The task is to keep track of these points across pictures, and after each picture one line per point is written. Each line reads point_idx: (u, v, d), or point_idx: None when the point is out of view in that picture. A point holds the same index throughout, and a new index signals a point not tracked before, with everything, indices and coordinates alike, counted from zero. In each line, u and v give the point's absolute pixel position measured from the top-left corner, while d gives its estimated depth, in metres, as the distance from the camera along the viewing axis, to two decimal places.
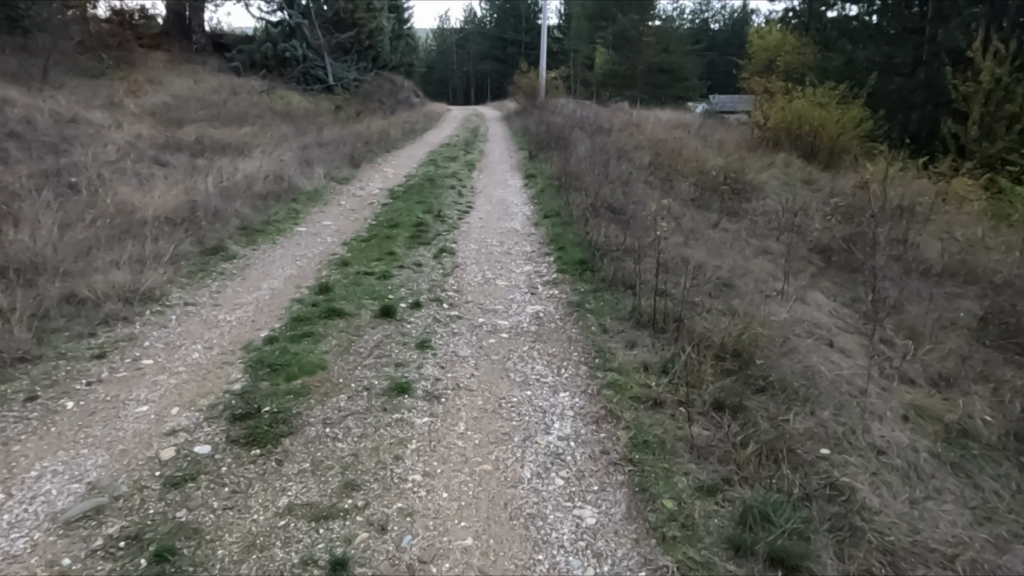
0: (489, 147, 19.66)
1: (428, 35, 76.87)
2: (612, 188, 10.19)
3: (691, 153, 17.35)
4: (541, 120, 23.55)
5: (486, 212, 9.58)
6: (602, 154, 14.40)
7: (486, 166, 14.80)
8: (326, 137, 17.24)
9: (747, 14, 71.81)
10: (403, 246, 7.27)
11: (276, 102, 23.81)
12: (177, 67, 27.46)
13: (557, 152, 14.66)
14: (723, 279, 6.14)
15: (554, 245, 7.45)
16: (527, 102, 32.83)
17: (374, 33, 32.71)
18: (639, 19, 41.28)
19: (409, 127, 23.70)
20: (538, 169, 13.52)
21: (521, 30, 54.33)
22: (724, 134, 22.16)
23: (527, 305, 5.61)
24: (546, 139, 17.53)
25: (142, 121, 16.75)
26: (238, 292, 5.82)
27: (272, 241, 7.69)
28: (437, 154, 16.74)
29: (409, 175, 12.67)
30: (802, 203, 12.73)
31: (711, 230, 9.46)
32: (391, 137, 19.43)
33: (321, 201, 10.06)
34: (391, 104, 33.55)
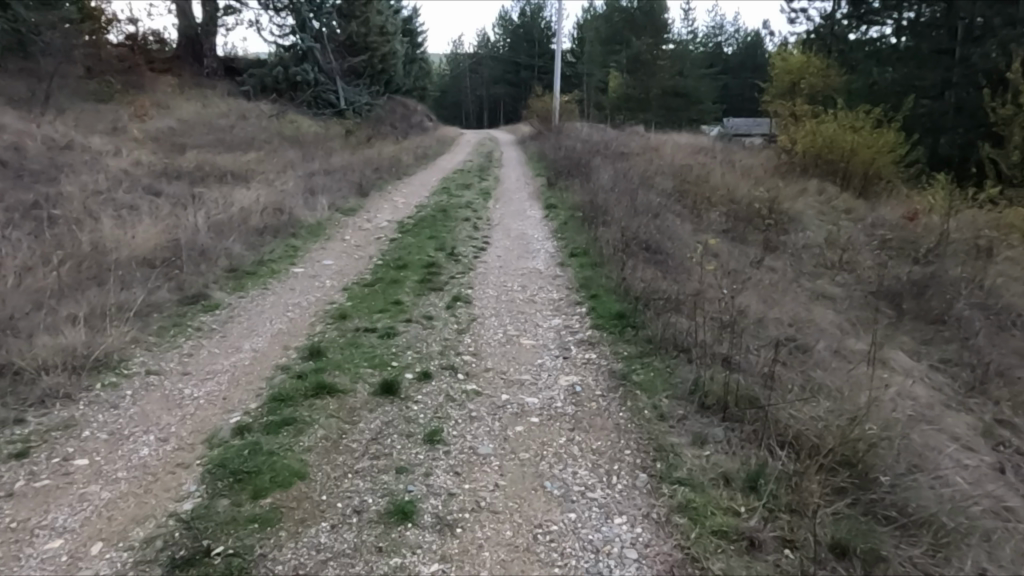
0: (504, 173, 18.84)
1: (442, 59, 76.96)
2: (644, 222, 9.27)
3: (719, 180, 16.42)
4: (558, 145, 22.79)
5: (504, 248, 8.65)
6: (626, 182, 13.50)
7: (503, 195, 13.92)
8: (334, 164, 16.49)
9: (761, 38, 71.20)
10: (411, 293, 6.33)
11: (285, 126, 23.25)
12: (187, 92, 27.07)
13: (578, 180, 13.81)
14: (794, 340, 5.13)
15: (585, 291, 6.48)
16: (541, 126, 32.13)
17: (387, 56, 32.25)
18: (653, 43, 40.68)
19: (422, 153, 23.01)
20: (558, 199, 12.63)
21: (534, 55, 54.00)
22: (749, 159, 21.26)
23: (560, 374, 4.62)
24: (565, 165, 16.69)
25: (143, 147, 16.10)
26: (211, 357, 4.86)
27: (263, 285, 6.78)
28: (451, 181, 15.93)
29: (420, 205, 11.80)
30: (845, 236, 11.74)
31: (754, 268, 8.50)
32: (402, 162, 18.68)
33: (323, 236, 9.18)
34: (403, 129, 32.99)
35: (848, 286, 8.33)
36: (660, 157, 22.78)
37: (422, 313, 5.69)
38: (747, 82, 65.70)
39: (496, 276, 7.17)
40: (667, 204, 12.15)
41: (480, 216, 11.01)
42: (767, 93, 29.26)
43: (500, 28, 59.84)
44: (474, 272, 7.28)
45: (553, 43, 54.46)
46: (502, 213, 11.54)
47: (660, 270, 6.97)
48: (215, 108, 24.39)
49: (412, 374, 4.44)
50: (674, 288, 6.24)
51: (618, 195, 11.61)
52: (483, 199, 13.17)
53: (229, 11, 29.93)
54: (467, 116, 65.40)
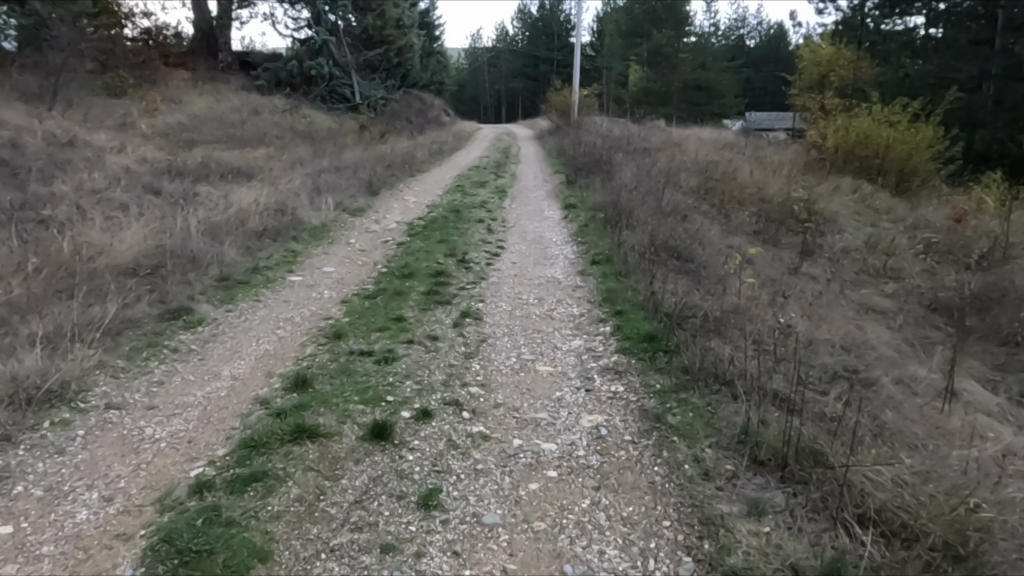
0: (522, 169, 18.18)
1: (459, 54, 76.38)
2: (672, 225, 8.58)
3: (747, 177, 15.65)
4: (577, 140, 22.10)
5: (520, 253, 8.00)
6: (650, 180, 12.79)
7: (520, 193, 13.27)
8: (345, 160, 15.95)
9: (785, 31, 69.72)
10: (414, 308, 5.70)
11: (299, 122, 22.80)
12: (202, 87, 26.75)
13: (598, 178, 13.14)
14: (854, 371, 4.44)
15: (608, 306, 5.81)
16: (559, 121, 31.41)
17: (403, 50, 31.71)
18: (674, 36, 39.72)
19: (437, 148, 22.44)
20: (578, 198, 11.95)
21: (553, 48, 53.15)
22: (777, 155, 20.39)
23: (582, 411, 3.96)
24: (585, 162, 16.01)
25: (150, 143, 15.67)
26: (183, 387, 4.27)
27: (255, 295, 6.20)
28: (466, 178, 15.30)
29: (432, 205, 11.19)
30: (886, 238, 10.98)
31: (792, 277, 7.82)
32: (416, 158, 18.13)
33: (326, 238, 8.59)
34: (419, 124, 32.44)
35: (896, 297, 7.61)
36: (683, 153, 21.99)
37: (426, 333, 5.06)
38: (770, 75, 64.37)
39: (510, 287, 6.53)
40: (694, 204, 11.45)
41: (495, 217, 10.37)
42: (793, 87, 28.32)
43: (518, 22, 59.08)
44: (486, 282, 6.64)
45: (571, 36, 53.59)
46: (518, 213, 10.88)
47: (693, 282, 6.29)
48: (229, 103, 24.01)
49: (409, 411, 3.81)
50: (710, 304, 5.56)
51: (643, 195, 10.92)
52: (498, 197, 12.54)
53: (244, 4, 29.53)
54: (484, 111, 64.75)
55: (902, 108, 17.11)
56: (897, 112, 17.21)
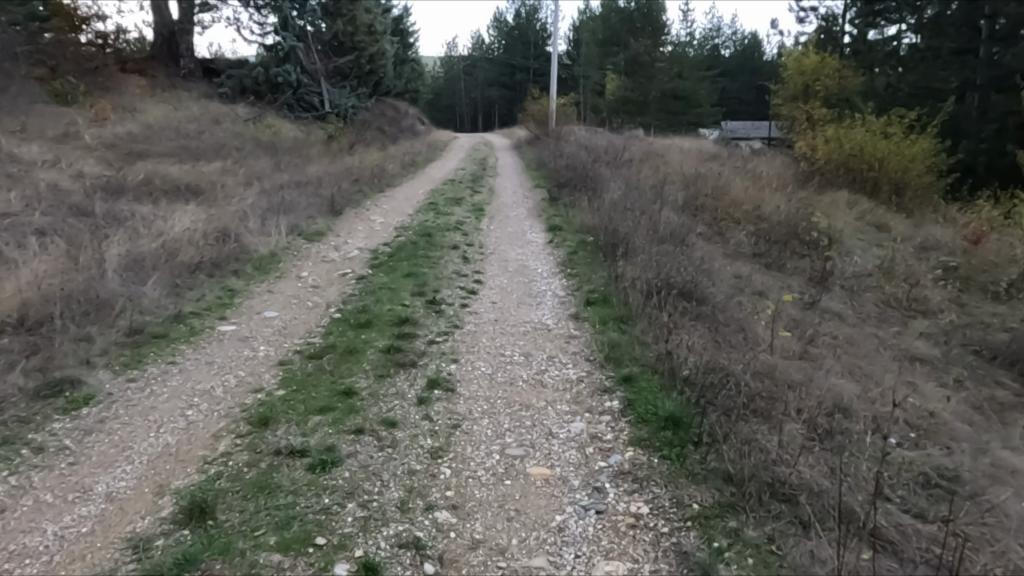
0: (500, 183, 17.11)
1: (435, 62, 75.36)
2: (676, 254, 7.53)
3: (740, 192, 14.73)
4: (557, 151, 21.14)
5: (500, 289, 6.86)
6: (641, 196, 11.78)
7: (499, 212, 12.13)
8: (308, 174, 14.74)
9: (759, 41, 69.99)
10: (369, 375, 4.52)
11: (263, 132, 21.47)
12: (161, 94, 25.28)
13: (584, 195, 12.08)
14: (952, 480, 3.36)
15: (613, 367, 4.69)
16: (537, 130, 30.46)
17: (375, 57, 30.48)
18: (652, 44, 39.16)
19: (410, 160, 21.32)
20: (563, 219, 10.86)
21: (529, 57, 52.32)
22: (766, 168, 19.56)
23: (594, 554, 2.82)
24: (568, 175, 15.00)
25: (92, 156, 14.31)
26: (32, 517, 3.03)
27: (171, 354, 4.95)
28: (440, 193, 14.16)
29: (401, 228, 10.01)
30: (898, 262, 10.10)
31: (814, 314, 6.83)
32: (386, 171, 16.93)
33: (273, 272, 7.36)
34: (392, 133, 31.24)
35: (937, 341, 6.61)
36: (667, 164, 21.07)
37: (382, 419, 3.88)
38: (745, 85, 64.33)
39: (490, 339, 5.38)
40: (691, 224, 10.43)
41: (471, 241, 9.22)
42: (776, 97, 27.65)
43: (494, 30, 58.17)
44: (458, 332, 5.47)
45: (548, 44, 52.85)
46: (496, 236, 9.74)
47: (712, 335, 5.21)
48: (188, 111, 22.62)
49: (346, 566, 2.65)
50: (741, 369, 4.47)
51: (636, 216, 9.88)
52: (474, 217, 11.40)
53: (206, 8, 28.12)
54: (460, 118, 63.74)
55: (897, 121, 16.48)
56: (893, 124, 16.56)
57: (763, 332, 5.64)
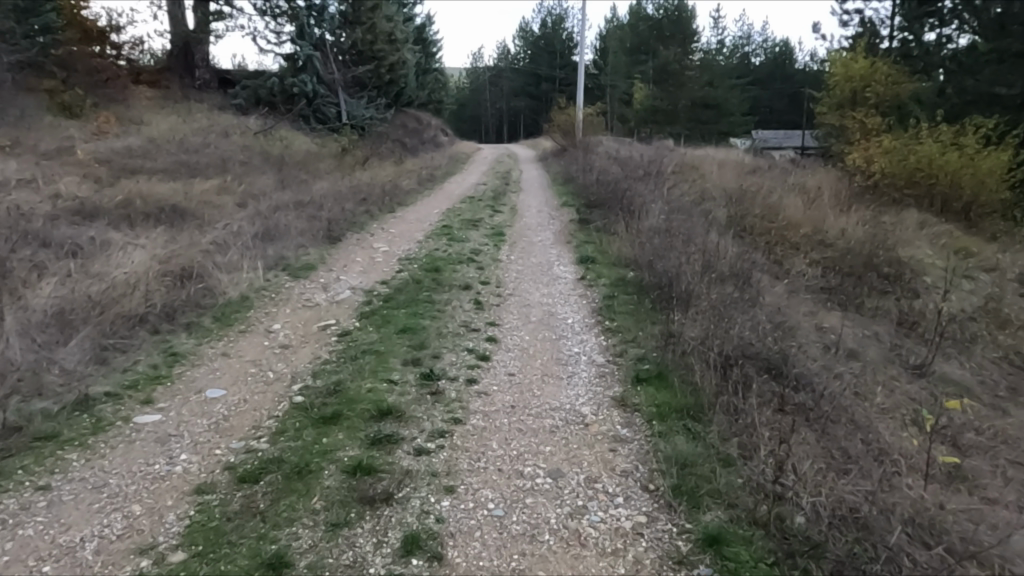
0: (524, 200, 15.63)
1: (461, 73, 74.50)
2: (748, 306, 5.91)
3: (794, 212, 13.01)
4: (586, 164, 19.64)
5: (519, 351, 5.33)
6: (685, 219, 10.22)
7: (522, 237, 10.59)
8: (313, 193, 13.44)
9: (792, 48, 67.84)
10: (319, 521, 3.03)
11: (274, 146, 20.27)
12: (172, 106, 24.30)
13: (619, 218, 10.48)
14: None
15: (687, 510, 3.14)
16: (564, 141, 29.02)
17: (395, 66, 29.28)
18: (682, 52, 37.56)
19: (428, 174, 20.02)
20: (596, 248, 9.29)
21: (555, 66, 51.01)
22: (817, 182, 17.73)
23: None
24: (599, 192, 13.48)
25: (79, 173, 13.16)
26: None
27: (49, 470, 3.48)
28: (456, 214, 12.72)
29: (405, 260, 8.54)
30: (1004, 301, 8.40)
31: (933, 390, 5.21)
32: (399, 187, 15.52)
33: (238, 324, 5.92)
34: (412, 145, 29.96)
35: None
36: (707, 178, 19.34)
37: None
38: (776, 92, 62.24)
39: (503, 441, 3.84)
40: (750, 254, 8.77)
41: (487, 278, 7.70)
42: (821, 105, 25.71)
43: (519, 40, 57.00)
44: (459, 429, 3.95)
45: (575, 54, 51.44)
46: (517, 270, 8.21)
47: (825, 447, 3.61)
48: (198, 123, 21.57)
49: None
50: (892, 527, 2.86)
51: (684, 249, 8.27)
52: (493, 244, 9.89)
53: (221, 17, 27.20)
54: (485, 130, 62.66)
55: (972, 130, 14.71)
56: (966, 134, 14.64)
57: (888, 435, 4.01)
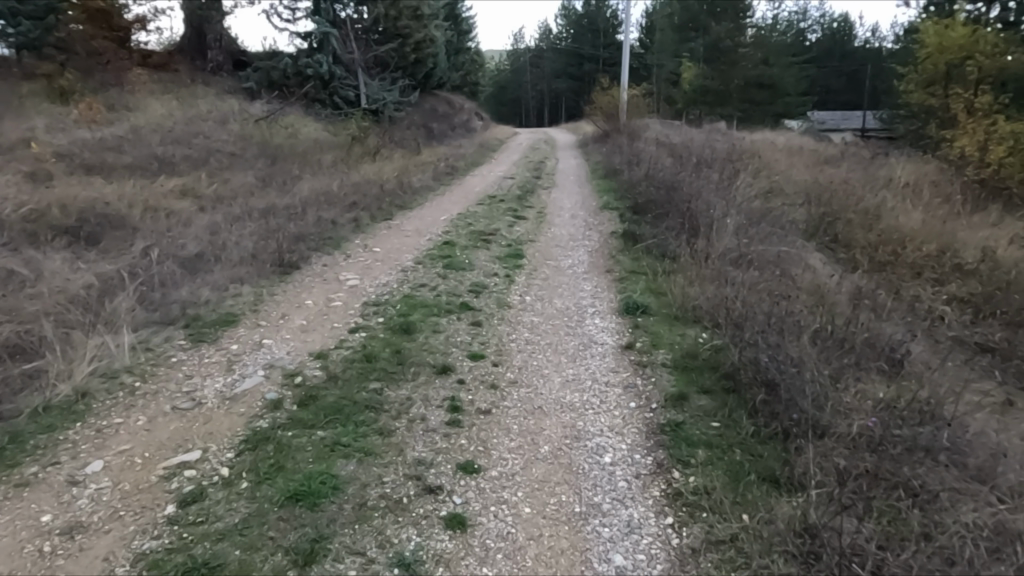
0: (557, 199, 12.97)
1: (500, 55, 71.55)
2: (946, 465, 3.16)
3: (906, 222, 9.96)
4: (632, 153, 16.83)
5: (505, 564, 2.72)
6: (769, 242, 7.44)
7: (545, 261, 7.91)
8: (298, 194, 11.03)
9: (851, 25, 62.88)
10: None
11: (277, 136, 17.90)
12: (175, 90, 22.15)
13: (679, 236, 7.70)
14: None
15: None
16: (605, 125, 26.14)
17: (421, 44, 26.70)
18: (735, 28, 34.06)
19: (450, 166, 17.50)
20: (647, 285, 6.54)
21: (598, 46, 47.67)
22: (915, 176, 14.47)
23: None
24: (649, 193, 10.72)
25: (22, 171, 10.98)
26: None
27: None
28: (468, 222, 10.15)
29: (371, 305, 5.98)
30: None
31: None
32: (404, 184, 12.90)
33: (24, 465, 3.40)
34: (438, 132, 27.38)
35: None
36: (773, 167, 16.16)
37: None
38: (834, 71, 57.58)
39: None
40: (880, 298, 5.91)
41: (484, 344, 5.09)
42: (907, 82, 22.20)
43: (560, 19, 53.74)
44: None
45: (618, 33, 48.00)
46: (530, 327, 5.55)
47: None
48: (196, 109, 19.31)
49: None
50: None
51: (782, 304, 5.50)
52: (507, 273, 7.22)
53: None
54: (525, 113, 59.75)
55: None
56: None
57: None
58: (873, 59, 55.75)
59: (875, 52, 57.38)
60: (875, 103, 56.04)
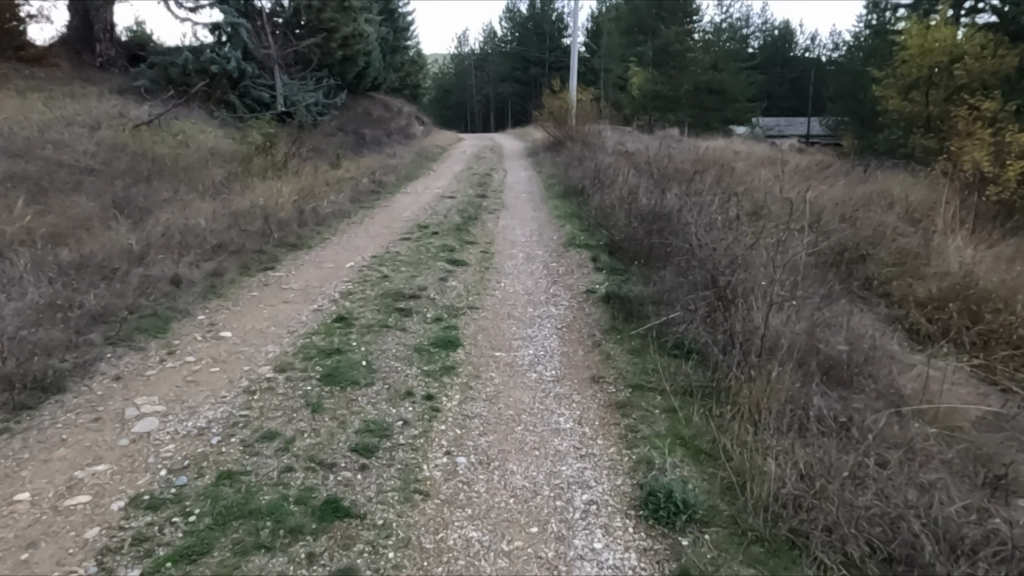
0: (506, 228, 10.20)
1: (441, 60, 68.67)
2: None
3: (963, 262, 7.61)
4: (593, 165, 14.30)
5: None
6: (834, 328, 4.84)
7: (491, 353, 5.06)
8: (147, 231, 7.89)
9: (792, 32, 62.66)
10: None
11: (161, 145, 14.45)
12: (47, 88, 18.29)
13: (698, 315, 4.97)
14: None
15: None
16: (557, 132, 23.67)
17: (349, 40, 23.60)
18: (686, 31, 32.25)
19: (377, 181, 14.59)
20: (671, 429, 3.76)
21: (544, 49, 45.36)
22: (924, 193, 12.32)
23: None
24: (630, 225, 8.05)
25: None
26: None
27: None
28: (378, 272, 7.21)
29: (145, 508, 2.97)
30: None
31: None
32: (306, 212, 9.85)
33: None
34: (371, 137, 24.29)
35: None
36: (756, 181, 13.72)
37: None
38: (778, 77, 56.97)
39: None
40: None
41: None
42: (886, 88, 20.24)
43: (505, 22, 51.29)
44: None
45: (565, 36, 45.73)
46: (462, 571, 2.67)
47: None
48: (64, 111, 15.66)
49: None
50: None
51: (959, 513, 2.81)
52: (429, 387, 4.34)
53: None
54: (471, 118, 56.89)
55: None
56: None
57: None
58: (816, 66, 55.37)
59: (817, 59, 57.08)
60: (819, 109, 55.57)
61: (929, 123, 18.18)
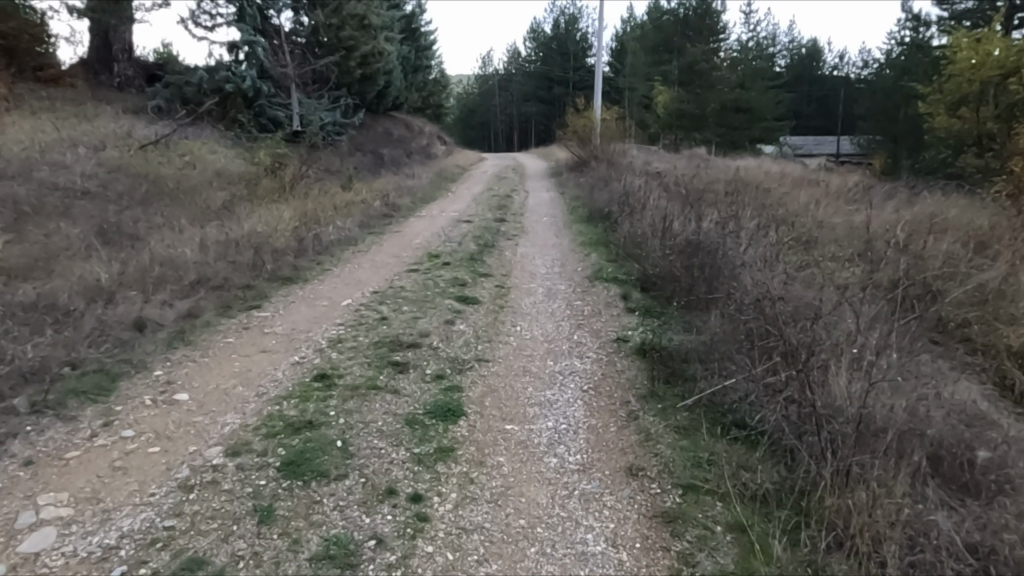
0: (525, 257, 9.24)
1: (464, 80, 68.49)
2: None
3: None
4: (620, 186, 13.34)
5: None
6: (940, 402, 3.77)
7: (501, 425, 4.06)
8: (124, 263, 7.05)
9: (820, 50, 61.38)
10: None
11: (167, 165, 13.79)
12: (59, 107, 17.85)
13: (763, 384, 3.93)
14: None
15: None
16: (581, 152, 22.81)
17: (368, 58, 23.05)
18: (714, 48, 31.32)
19: (390, 203, 13.77)
20: (739, 564, 2.75)
21: (568, 68, 44.69)
22: (988, 219, 11.15)
23: None
24: (667, 257, 7.04)
25: None
26: None
27: None
28: (375, 313, 6.28)
29: None
30: None
31: None
32: (307, 240, 9.00)
33: None
34: (389, 157, 23.61)
35: None
36: (798, 205, 12.63)
37: None
38: (806, 95, 55.63)
39: None
40: None
41: None
42: (931, 104, 19.18)
43: (529, 42, 50.88)
44: None
45: (589, 56, 45.07)
46: None
47: None
48: (71, 130, 15.12)
49: None
50: None
51: None
52: (419, 481, 3.38)
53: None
54: (494, 137, 56.31)
55: None
56: None
57: None
58: (845, 84, 53.94)
59: (847, 77, 55.58)
60: (850, 127, 53.97)
61: (981, 141, 16.95)
